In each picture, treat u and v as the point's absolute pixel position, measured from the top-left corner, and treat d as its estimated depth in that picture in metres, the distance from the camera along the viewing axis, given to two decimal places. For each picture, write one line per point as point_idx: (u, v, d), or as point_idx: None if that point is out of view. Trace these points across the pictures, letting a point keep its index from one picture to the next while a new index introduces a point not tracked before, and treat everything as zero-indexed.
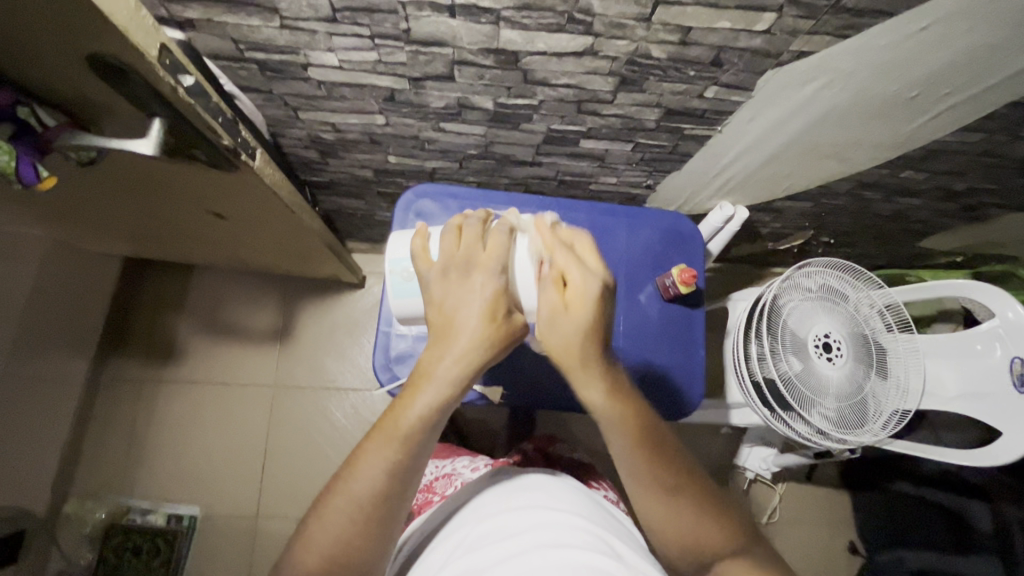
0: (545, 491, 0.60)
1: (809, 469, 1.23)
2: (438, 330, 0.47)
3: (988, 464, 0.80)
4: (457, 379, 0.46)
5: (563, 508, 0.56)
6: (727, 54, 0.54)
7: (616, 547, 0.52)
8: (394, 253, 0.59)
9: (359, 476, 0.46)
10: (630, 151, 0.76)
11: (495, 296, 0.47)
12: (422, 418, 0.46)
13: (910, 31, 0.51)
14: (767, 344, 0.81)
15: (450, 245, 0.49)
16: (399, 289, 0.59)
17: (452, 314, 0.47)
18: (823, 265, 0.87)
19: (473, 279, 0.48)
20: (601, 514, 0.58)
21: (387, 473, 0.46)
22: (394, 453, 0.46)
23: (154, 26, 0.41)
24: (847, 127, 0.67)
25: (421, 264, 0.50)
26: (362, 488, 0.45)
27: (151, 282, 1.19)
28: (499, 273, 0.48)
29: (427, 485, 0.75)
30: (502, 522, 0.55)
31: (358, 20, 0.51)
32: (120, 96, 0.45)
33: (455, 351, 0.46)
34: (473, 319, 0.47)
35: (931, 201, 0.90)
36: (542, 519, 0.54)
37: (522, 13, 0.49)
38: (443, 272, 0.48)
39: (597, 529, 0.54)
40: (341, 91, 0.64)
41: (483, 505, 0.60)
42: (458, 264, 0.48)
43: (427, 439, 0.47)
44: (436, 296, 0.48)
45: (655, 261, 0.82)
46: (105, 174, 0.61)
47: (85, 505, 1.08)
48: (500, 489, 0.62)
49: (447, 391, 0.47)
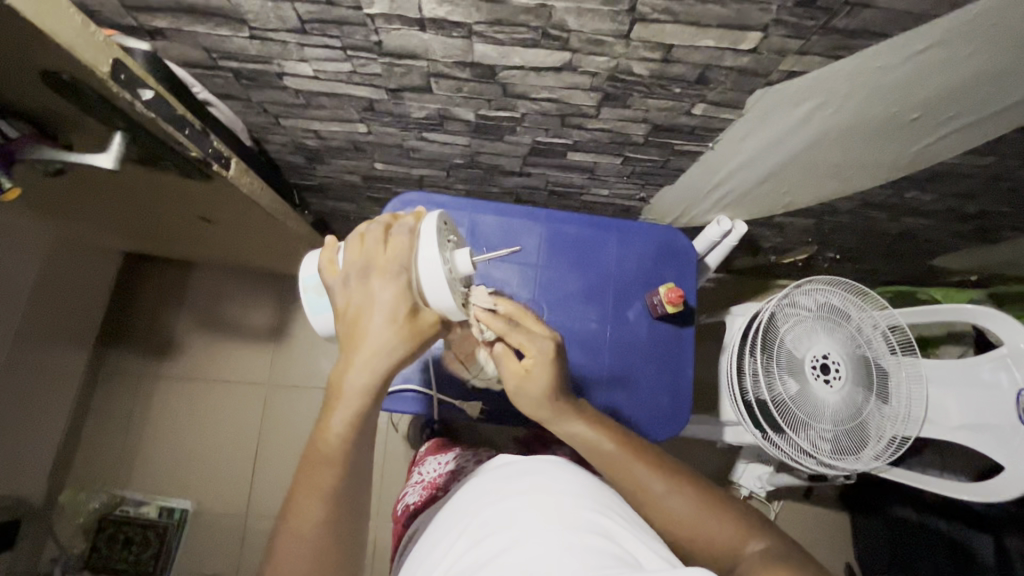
0: (533, 471, 0.53)
1: (806, 488, 1.20)
2: (344, 342, 0.46)
3: (987, 499, 0.76)
4: (368, 386, 0.44)
5: (555, 487, 0.49)
6: (713, 72, 0.52)
7: (619, 526, 0.45)
8: (306, 271, 0.56)
9: (299, 506, 0.43)
10: (620, 164, 0.74)
11: (394, 297, 0.46)
12: (343, 434, 0.44)
13: (908, 54, 0.48)
14: (761, 364, 0.77)
15: (351, 253, 0.48)
16: (315, 305, 0.56)
17: (354, 322, 0.45)
18: (826, 282, 0.82)
19: (371, 285, 0.46)
20: (601, 490, 0.51)
21: (324, 499, 0.43)
22: (326, 476, 0.43)
23: (106, 41, 0.41)
24: (849, 146, 0.64)
25: (326, 275, 0.49)
26: (304, 519, 0.42)
27: (148, 276, 1.20)
28: (398, 274, 0.46)
29: (431, 483, 0.67)
30: (486, 517, 0.48)
31: (327, 31, 0.50)
32: (80, 110, 0.45)
33: (358, 359, 0.44)
34: (373, 324, 0.45)
35: (941, 221, 0.86)
36: (533, 504, 0.47)
37: (495, 28, 0.47)
38: (345, 281, 0.47)
39: (592, 505, 0.47)
40: (319, 100, 0.62)
41: (469, 498, 0.53)
42: (358, 269, 0.47)
43: (356, 452, 0.45)
44: (340, 305, 0.47)
45: (647, 277, 0.79)
46: (83, 180, 0.61)
47: (79, 495, 1.10)
48: (485, 480, 0.55)
49: (361, 400, 0.45)
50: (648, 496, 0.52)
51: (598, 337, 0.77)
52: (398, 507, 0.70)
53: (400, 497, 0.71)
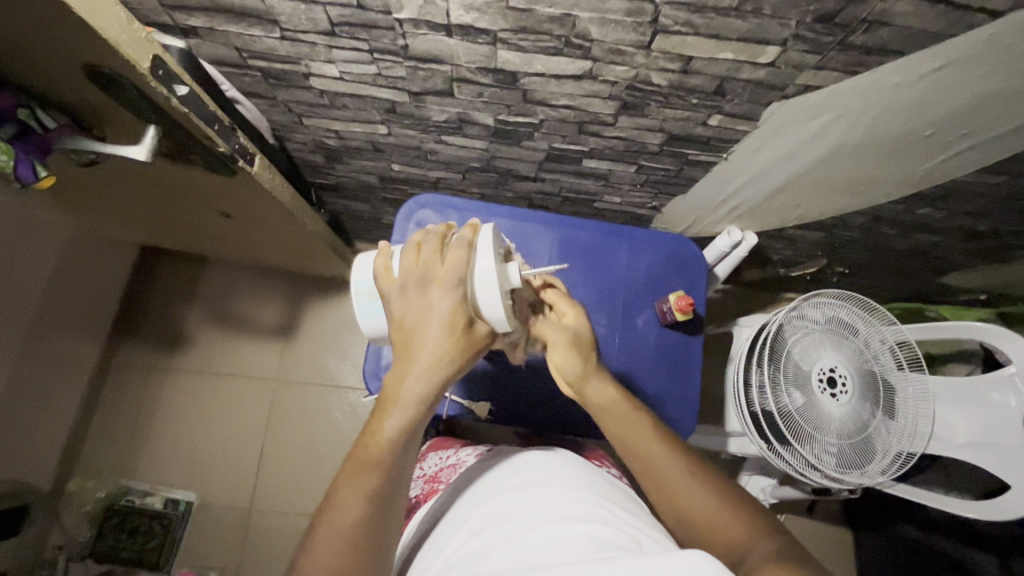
0: (540, 467, 0.53)
1: (809, 503, 1.20)
2: (400, 349, 0.47)
3: (993, 518, 0.76)
4: (423, 396, 0.46)
5: (560, 481, 0.50)
6: (731, 84, 0.53)
7: (624, 517, 0.46)
8: (359, 273, 0.56)
9: (340, 503, 0.44)
10: (634, 172, 0.75)
11: (453, 309, 0.46)
12: (395, 439, 0.45)
13: (923, 71, 0.49)
14: (768, 375, 0.78)
15: (409, 261, 0.49)
16: (366, 310, 0.57)
17: (412, 331, 0.46)
18: (835, 296, 0.83)
19: (429, 295, 0.47)
20: (605, 486, 0.52)
21: (367, 499, 0.44)
22: (372, 478, 0.45)
23: (147, 37, 0.43)
24: (861, 161, 0.65)
25: (382, 282, 0.50)
26: (343, 516, 0.43)
27: (164, 270, 1.22)
28: (456, 286, 0.47)
29: (432, 476, 0.67)
30: (493, 508, 0.49)
31: (356, 34, 0.51)
32: (117, 104, 0.47)
33: (416, 368, 0.45)
34: (432, 335, 0.46)
35: (950, 239, 0.86)
36: (539, 497, 0.48)
37: (519, 35, 0.48)
38: (402, 289, 0.48)
39: (596, 499, 0.47)
40: (342, 101, 0.64)
41: (478, 492, 0.54)
42: (416, 279, 0.47)
43: (403, 457, 0.46)
44: (397, 313, 0.48)
45: (657, 285, 0.80)
46: (112, 173, 0.63)
47: (87, 484, 1.11)
48: (493, 474, 0.56)
49: (415, 408, 0.46)
50: (664, 483, 0.52)
51: (607, 342, 0.77)
52: None
53: None
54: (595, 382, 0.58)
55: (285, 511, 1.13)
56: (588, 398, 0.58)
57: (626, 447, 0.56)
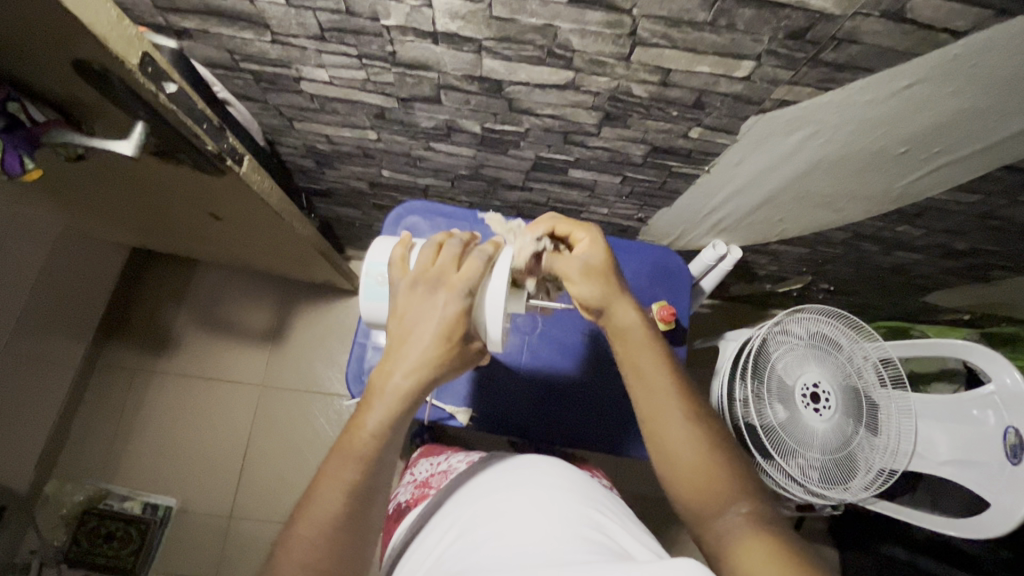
0: (533, 468, 0.53)
1: (796, 521, 1.18)
2: (395, 342, 0.47)
3: (976, 536, 0.75)
4: (409, 393, 0.46)
5: (552, 483, 0.50)
6: (709, 97, 0.54)
7: (612, 523, 0.47)
8: (373, 256, 0.58)
9: (320, 496, 0.44)
10: (619, 183, 0.76)
11: (455, 315, 0.47)
12: (378, 433, 0.46)
13: (895, 88, 0.50)
14: (750, 389, 0.78)
15: (426, 260, 0.50)
16: (371, 292, 0.58)
17: (411, 326, 0.47)
18: (817, 312, 0.83)
19: (437, 296, 0.48)
20: (597, 492, 0.52)
21: (347, 493, 0.45)
22: (353, 472, 0.45)
23: (138, 36, 0.44)
24: (840, 177, 0.66)
25: (395, 273, 0.51)
26: (322, 509, 0.44)
27: (154, 271, 1.22)
28: (465, 295, 0.48)
29: (423, 481, 0.67)
30: (487, 504, 0.49)
31: (345, 40, 0.53)
32: (108, 101, 0.48)
33: (406, 365, 0.46)
34: (428, 336, 0.46)
35: (931, 257, 0.87)
36: (531, 495, 0.48)
37: (503, 44, 0.50)
38: (412, 284, 0.49)
39: (589, 504, 0.48)
40: (333, 106, 0.65)
41: (473, 487, 0.54)
42: (427, 278, 0.48)
43: (385, 454, 0.46)
44: (400, 306, 0.48)
45: (641, 295, 0.81)
46: (102, 170, 0.63)
47: (65, 487, 1.09)
48: (484, 473, 0.56)
49: (399, 405, 0.46)
50: (661, 417, 0.55)
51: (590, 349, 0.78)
52: (388, 506, 0.70)
53: (392, 496, 0.70)
54: (623, 305, 0.59)
55: (266, 519, 1.11)
56: (612, 315, 0.59)
57: (629, 364, 0.58)
